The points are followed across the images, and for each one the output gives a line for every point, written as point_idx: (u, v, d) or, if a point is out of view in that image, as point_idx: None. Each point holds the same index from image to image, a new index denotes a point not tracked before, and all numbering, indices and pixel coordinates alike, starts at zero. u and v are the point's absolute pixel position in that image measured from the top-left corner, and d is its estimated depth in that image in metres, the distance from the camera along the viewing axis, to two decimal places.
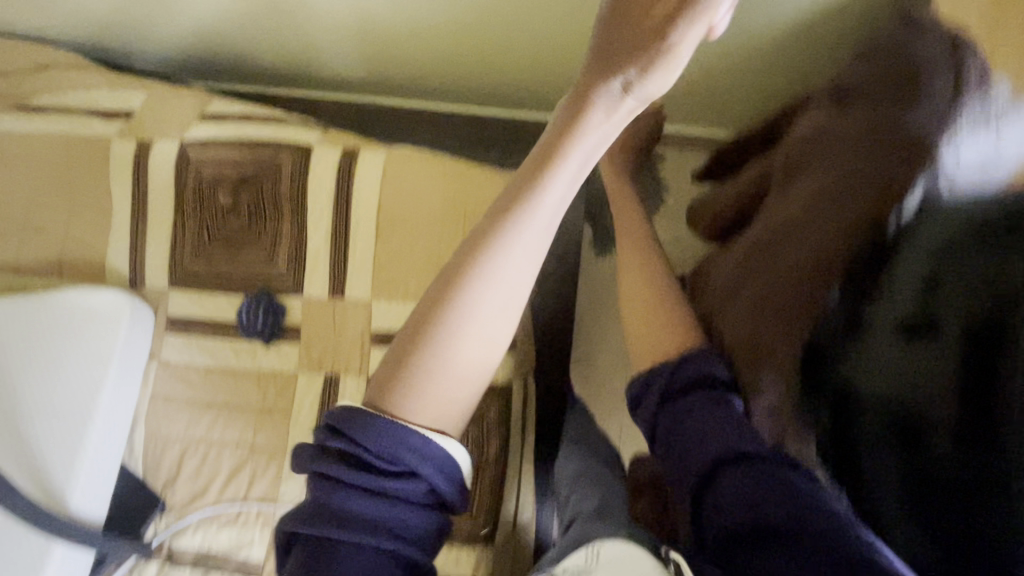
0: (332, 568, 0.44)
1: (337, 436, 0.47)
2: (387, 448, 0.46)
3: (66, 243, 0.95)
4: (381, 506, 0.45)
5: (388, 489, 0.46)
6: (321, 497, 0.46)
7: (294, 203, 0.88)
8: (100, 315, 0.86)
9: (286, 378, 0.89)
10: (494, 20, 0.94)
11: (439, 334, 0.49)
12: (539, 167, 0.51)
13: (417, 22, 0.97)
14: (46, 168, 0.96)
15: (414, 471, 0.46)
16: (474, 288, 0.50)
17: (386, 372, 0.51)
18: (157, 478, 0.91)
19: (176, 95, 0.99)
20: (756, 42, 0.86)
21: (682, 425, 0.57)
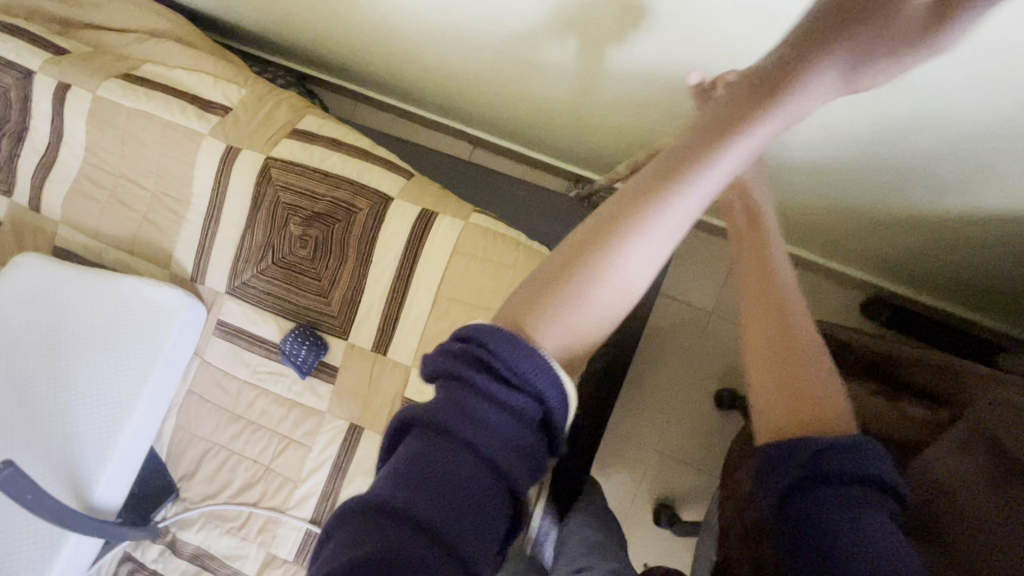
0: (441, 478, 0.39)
1: (468, 343, 0.43)
2: (512, 361, 0.41)
3: (143, 222, 0.98)
4: (503, 427, 0.40)
5: (508, 399, 0.40)
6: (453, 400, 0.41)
7: (360, 250, 0.86)
8: (156, 309, 0.89)
9: (314, 413, 0.89)
10: (602, 114, 0.88)
11: (584, 280, 0.45)
12: (736, 122, 0.45)
13: (521, 94, 0.91)
14: (137, 142, 0.97)
15: (540, 401, 0.41)
16: (632, 243, 0.45)
17: (529, 290, 0.46)
18: (179, 467, 0.95)
19: (274, 101, 0.98)
20: (890, 213, 0.78)
21: (815, 524, 0.41)
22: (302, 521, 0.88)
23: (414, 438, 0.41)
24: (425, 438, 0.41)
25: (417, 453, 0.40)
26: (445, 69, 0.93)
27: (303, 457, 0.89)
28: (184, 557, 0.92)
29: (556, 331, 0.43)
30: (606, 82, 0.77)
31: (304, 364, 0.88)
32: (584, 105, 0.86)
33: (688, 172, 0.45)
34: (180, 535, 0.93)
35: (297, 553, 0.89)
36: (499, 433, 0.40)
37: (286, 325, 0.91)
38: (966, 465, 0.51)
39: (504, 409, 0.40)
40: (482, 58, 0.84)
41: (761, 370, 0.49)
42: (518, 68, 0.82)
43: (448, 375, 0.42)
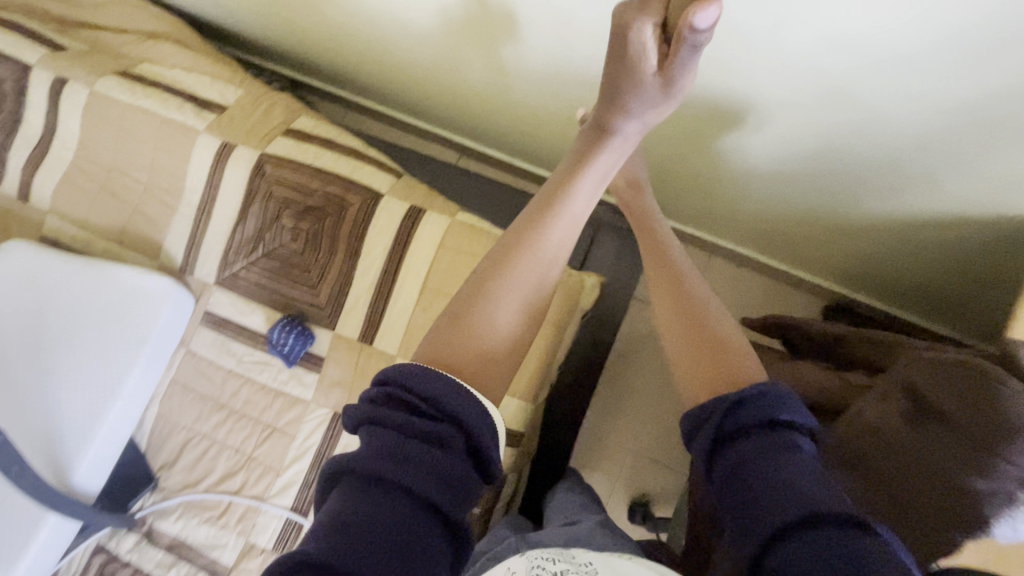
0: (369, 514, 0.43)
1: (385, 386, 0.51)
2: (422, 383, 0.50)
3: (133, 214, 1.00)
4: (425, 452, 0.46)
5: (427, 430, 0.48)
6: (376, 442, 0.47)
7: (349, 243, 0.90)
8: (145, 297, 0.90)
9: (298, 403, 0.91)
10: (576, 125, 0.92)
11: (482, 306, 0.58)
12: (573, 174, 0.66)
13: (501, 104, 0.96)
14: (131, 137, 1.00)
15: (454, 418, 0.49)
16: (516, 271, 0.60)
17: (440, 327, 0.58)
18: (158, 457, 0.95)
19: (270, 102, 1.02)
20: (842, 218, 0.84)
21: (743, 471, 0.50)
22: (282, 509, 0.89)
23: (343, 489, 0.46)
24: (352, 487, 0.45)
25: (348, 499, 0.45)
26: (434, 80, 0.98)
27: (286, 446, 0.91)
28: (159, 547, 0.92)
29: (468, 343, 0.55)
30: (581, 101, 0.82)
31: (291, 352, 0.91)
32: (562, 120, 0.92)
33: (545, 219, 0.63)
34: (156, 525, 0.93)
35: (276, 542, 0.89)
36: (418, 471, 0.45)
37: (275, 316, 0.93)
38: (886, 407, 0.57)
39: (420, 447, 0.47)
40: (471, 71, 0.89)
41: (677, 348, 0.61)
42: (501, 80, 0.87)
43: (371, 423, 0.49)
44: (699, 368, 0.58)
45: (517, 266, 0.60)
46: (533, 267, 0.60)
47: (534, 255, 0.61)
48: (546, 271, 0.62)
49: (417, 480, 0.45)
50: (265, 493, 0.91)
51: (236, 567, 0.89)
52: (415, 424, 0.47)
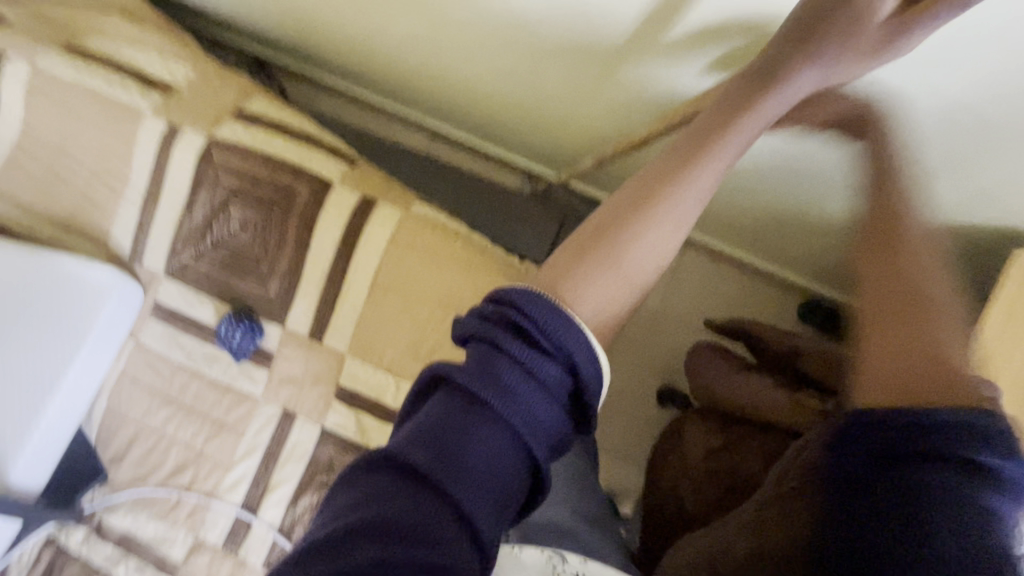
0: (460, 456, 0.39)
1: (499, 304, 0.45)
2: (545, 320, 0.43)
3: (79, 199, 0.96)
4: (534, 394, 0.41)
5: (538, 371, 0.42)
6: (482, 357, 0.42)
7: (298, 235, 0.86)
8: (88, 288, 0.87)
9: (247, 400, 0.89)
10: (565, 97, 0.89)
11: (622, 236, 0.50)
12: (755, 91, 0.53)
13: (483, 78, 0.94)
14: (76, 116, 0.95)
15: (573, 364, 0.43)
16: (663, 203, 0.51)
17: (565, 260, 0.49)
18: (107, 450, 0.93)
19: (222, 81, 0.97)
20: (830, 215, 0.84)
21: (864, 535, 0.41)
22: (232, 506, 0.88)
23: (445, 397, 0.42)
24: (450, 404, 0.41)
25: (441, 406, 0.41)
26: (415, 48, 0.95)
27: (236, 443, 0.89)
28: (109, 541, 0.91)
29: (597, 287, 0.48)
30: (569, 60, 0.81)
31: (239, 347, 0.88)
32: (553, 88, 0.88)
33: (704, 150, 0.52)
34: (105, 519, 0.91)
35: (225, 539, 0.88)
36: (522, 418, 0.41)
37: (223, 310, 0.90)
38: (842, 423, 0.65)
39: (534, 392, 0.41)
40: (445, 26, 0.87)
41: (883, 345, 0.43)
42: (484, 37, 0.85)
43: (481, 339, 0.43)
44: (904, 364, 0.41)
45: (663, 199, 0.51)
46: (677, 202, 0.51)
47: (684, 188, 0.51)
48: (688, 211, 0.52)
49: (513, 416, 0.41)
50: (214, 491, 0.89)
51: (185, 563, 0.88)
52: (521, 358, 0.41)
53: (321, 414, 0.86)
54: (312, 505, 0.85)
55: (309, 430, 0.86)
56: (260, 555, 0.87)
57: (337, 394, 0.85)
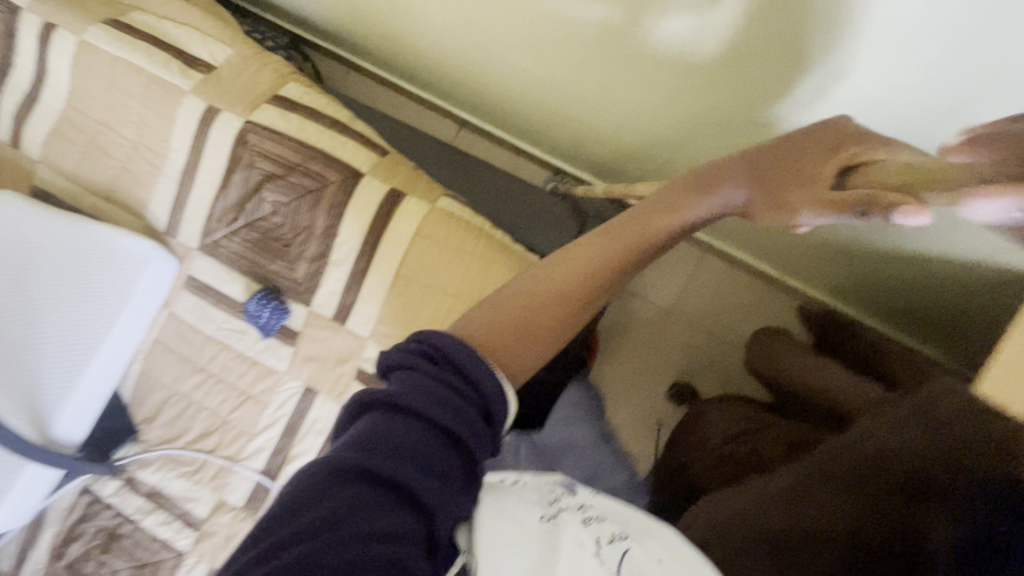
0: (388, 450, 0.40)
1: (420, 340, 0.47)
2: (459, 351, 0.45)
3: (121, 171, 1.00)
4: (447, 405, 0.42)
5: (456, 387, 0.44)
6: (400, 379, 0.44)
7: (327, 222, 0.89)
8: (127, 259, 0.91)
9: (272, 374, 0.94)
10: (595, 105, 0.89)
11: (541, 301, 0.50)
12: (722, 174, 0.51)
13: (516, 78, 0.95)
14: (120, 91, 0.98)
15: (480, 388, 0.44)
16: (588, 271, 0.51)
17: (504, 298, 0.51)
18: (140, 411, 0.99)
19: (259, 64, 0.99)
20: (846, 240, 0.86)
21: None
22: (254, 471, 0.94)
23: (371, 417, 0.43)
24: (379, 419, 0.42)
25: (370, 425, 0.42)
26: (451, 42, 0.96)
27: (260, 414, 0.94)
28: (139, 494, 0.98)
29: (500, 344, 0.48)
30: (601, 71, 0.80)
31: (266, 325, 0.92)
32: (599, 95, 0.85)
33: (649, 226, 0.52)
34: (137, 473, 0.98)
35: (246, 501, 0.94)
36: (455, 410, 0.43)
37: (253, 288, 0.94)
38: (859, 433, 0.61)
39: (462, 386, 0.44)
40: (486, 30, 0.87)
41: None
42: (531, 42, 0.84)
43: (402, 368, 0.45)
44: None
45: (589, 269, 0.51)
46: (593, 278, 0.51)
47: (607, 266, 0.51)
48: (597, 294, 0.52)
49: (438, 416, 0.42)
50: (237, 457, 0.95)
51: (209, 520, 0.95)
52: (438, 373, 0.44)
53: (341, 393, 0.91)
54: None
55: (329, 407, 0.91)
56: None
57: (358, 375, 0.90)
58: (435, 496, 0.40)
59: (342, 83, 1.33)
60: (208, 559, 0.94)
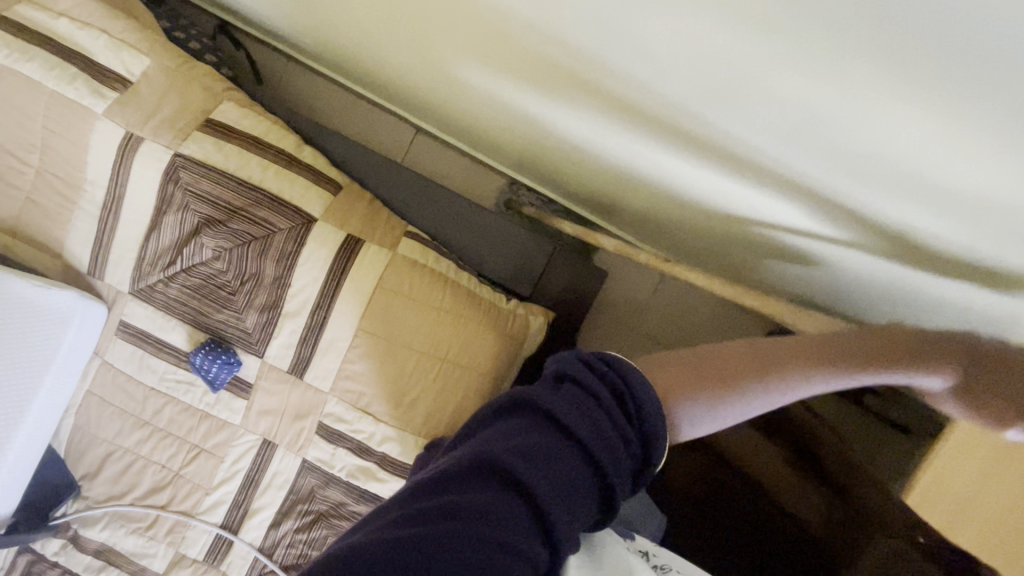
0: (546, 466, 0.35)
1: (603, 357, 0.43)
2: (644, 381, 0.42)
3: (27, 203, 0.87)
4: (614, 442, 0.38)
5: (622, 421, 0.39)
6: (576, 392, 0.40)
7: (277, 271, 0.82)
8: (46, 314, 0.82)
9: (226, 427, 0.88)
10: (554, 151, 0.81)
11: (735, 376, 0.46)
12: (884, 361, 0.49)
13: (471, 108, 0.84)
14: (15, 109, 0.84)
15: (652, 431, 0.40)
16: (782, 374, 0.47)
17: (700, 361, 0.46)
18: (79, 466, 0.92)
19: (184, 79, 0.86)
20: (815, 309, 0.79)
21: None
22: (212, 525, 0.90)
23: (526, 421, 0.39)
24: (534, 426, 0.38)
25: (529, 429, 0.38)
26: (399, 63, 0.85)
27: (215, 468, 0.89)
28: (87, 551, 0.92)
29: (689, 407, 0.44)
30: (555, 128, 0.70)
31: (215, 378, 0.86)
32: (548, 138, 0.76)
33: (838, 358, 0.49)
34: (82, 531, 0.92)
35: (206, 554, 0.91)
36: (618, 444, 0.38)
37: (198, 336, 0.87)
38: None
39: (631, 425, 0.40)
40: (423, 54, 0.75)
41: None
42: (462, 75, 0.72)
43: (574, 383, 0.41)
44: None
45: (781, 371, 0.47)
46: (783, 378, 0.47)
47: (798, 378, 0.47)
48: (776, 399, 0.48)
49: (602, 451, 0.37)
50: (193, 512, 0.90)
51: (167, 574, 0.91)
52: (607, 399, 0.40)
53: (302, 446, 0.87)
54: (293, 529, 0.88)
55: (290, 460, 0.87)
56: (242, 570, 0.90)
57: (319, 431, 0.85)
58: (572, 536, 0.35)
59: (274, 73, 1.16)
60: None
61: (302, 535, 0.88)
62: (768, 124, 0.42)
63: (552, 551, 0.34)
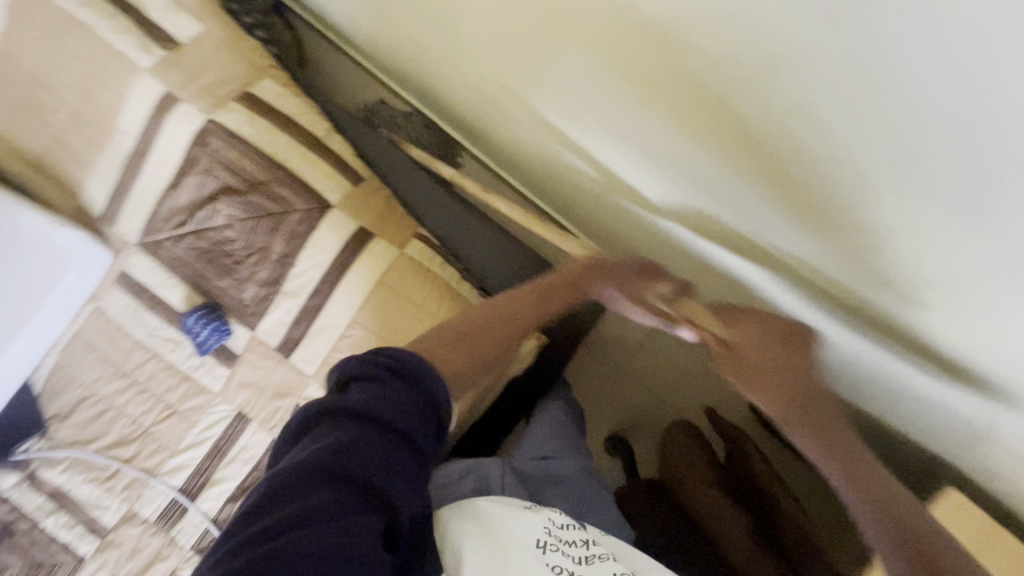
0: (346, 452, 0.46)
1: (381, 353, 0.56)
2: (413, 359, 0.55)
3: (55, 140, 0.89)
4: (396, 412, 0.50)
5: (402, 392, 0.53)
6: (360, 392, 0.51)
7: (284, 250, 0.83)
8: (55, 252, 0.84)
9: (204, 393, 0.89)
10: (599, 169, 0.81)
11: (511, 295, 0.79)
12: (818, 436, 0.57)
13: (526, 112, 0.84)
14: (63, 50, 0.86)
15: (434, 389, 0.55)
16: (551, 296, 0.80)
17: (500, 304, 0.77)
18: (52, 405, 0.92)
19: (231, 50, 0.89)
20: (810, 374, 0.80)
21: None
22: (170, 488, 0.89)
23: (329, 430, 0.49)
24: (337, 425, 0.49)
25: (329, 431, 0.49)
26: (468, 52, 0.84)
27: (185, 432, 0.89)
28: (41, 492, 0.92)
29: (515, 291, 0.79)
30: (640, 134, 0.70)
31: (204, 342, 0.86)
32: (596, 205, 0.88)
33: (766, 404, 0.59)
34: (40, 471, 0.92)
35: (158, 516, 0.90)
36: (405, 413, 0.51)
37: (194, 299, 0.88)
38: None
39: (416, 395, 0.53)
40: (532, 41, 0.73)
41: None
42: (568, 64, 0.70)
43: (359, 381, 0.53)
44: None
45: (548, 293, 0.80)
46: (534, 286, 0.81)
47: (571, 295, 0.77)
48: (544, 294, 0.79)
49: (394, 420, 0.50)
50: (154, 471, 0.90)
51: (116, 530, 0.91)
52: (390, 374, 0.54)
53: (275, 425, 0.87)
54: None
55: (259, 437, 0.87)
56: (191, 539, 0.90)
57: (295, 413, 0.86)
58: (391, 485, 0.47)
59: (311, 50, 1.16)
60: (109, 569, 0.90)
61: None
62: (912, 208, 0.51)
63: (381, 514, 0.46)
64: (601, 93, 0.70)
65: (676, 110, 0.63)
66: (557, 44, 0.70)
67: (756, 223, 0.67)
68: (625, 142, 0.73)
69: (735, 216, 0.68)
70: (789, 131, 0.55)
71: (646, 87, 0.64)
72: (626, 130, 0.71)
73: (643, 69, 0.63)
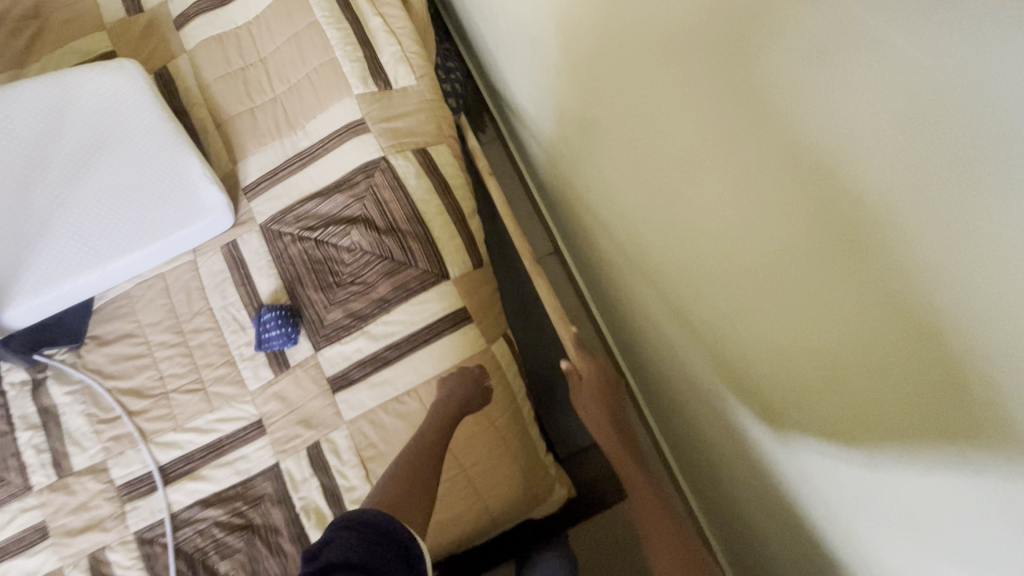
0: None
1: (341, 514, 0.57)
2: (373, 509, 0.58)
3: (248, 113, 0.97)
4: (372, 555, 0.53)
5: (376, 533, 0.55)
6: (333, 545, 0.53)
7: (386, 296, 0.84)
8: (192, 200, 0.87)
9: (238, 386, 0.87)
10: (675, 282, 0.65)
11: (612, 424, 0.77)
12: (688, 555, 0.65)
13: (626, 187, 0.70)
14: (299, 51, 0.96)
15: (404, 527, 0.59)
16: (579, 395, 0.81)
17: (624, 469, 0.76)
18: (99, 325, 0.92)
19: (429, 111, 0.97)
20: None
21: None
22: (152, 460, 0.85)
23: None
24: None
25: None
26: (593, 103, 0.70)
27: (199, 414, 0.86)
28: (36, 401, 0.88)
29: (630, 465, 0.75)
30: (718, 241, 0.53)
31: (266, 340, 0.85)
32: (686, 365, 0.72)
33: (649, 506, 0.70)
34: (47, 381, 0.89)
35: (124, 483, 0.85)
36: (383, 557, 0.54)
37: (280, 296, 0.89)
38: None
39: (391, 539, 0.56)
40: (647, 97, 0.57)
41: None
42: (674, 135, 0.55)
43: (332, 540, 0.54)
44: None
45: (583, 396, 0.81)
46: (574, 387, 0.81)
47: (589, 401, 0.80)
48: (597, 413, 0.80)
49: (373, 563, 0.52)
50: (148, 436, 0.86)
51: (76, 476, 0.85)
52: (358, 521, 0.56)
53: (284, 449, 0.83)
54: (215, 520, 0.82)
55: (264, 455, 0.83)
56: (139, 522, 0.83)
57: (310, 450, 0.82)
58: None
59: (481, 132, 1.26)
60: (47, 511, 0.83)
61: (218, 532, 0.81)
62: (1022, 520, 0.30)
63: None
64: (722, 211, 0.51)
65: (821, 280, 0.41)
66: (690, 131, 0.52)
67: (917, 525, 0.39)
68: (749, 293, 0.50)
69: (886, 492, 0.41)
70: (960, 375, 0.31)
71: (808, 240, 0.41)
72: (754, 280, 0.49)
73: (806, 209, 0.40)
